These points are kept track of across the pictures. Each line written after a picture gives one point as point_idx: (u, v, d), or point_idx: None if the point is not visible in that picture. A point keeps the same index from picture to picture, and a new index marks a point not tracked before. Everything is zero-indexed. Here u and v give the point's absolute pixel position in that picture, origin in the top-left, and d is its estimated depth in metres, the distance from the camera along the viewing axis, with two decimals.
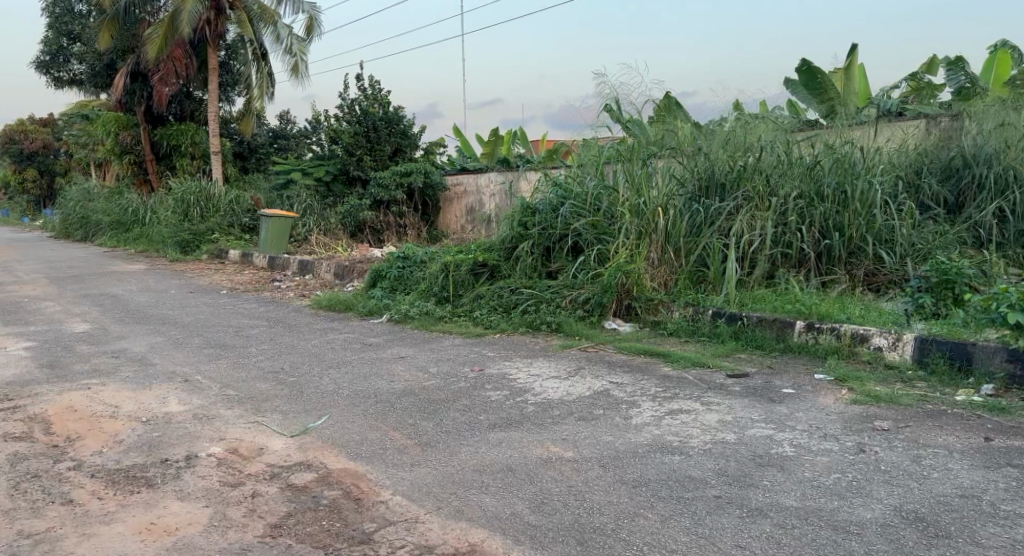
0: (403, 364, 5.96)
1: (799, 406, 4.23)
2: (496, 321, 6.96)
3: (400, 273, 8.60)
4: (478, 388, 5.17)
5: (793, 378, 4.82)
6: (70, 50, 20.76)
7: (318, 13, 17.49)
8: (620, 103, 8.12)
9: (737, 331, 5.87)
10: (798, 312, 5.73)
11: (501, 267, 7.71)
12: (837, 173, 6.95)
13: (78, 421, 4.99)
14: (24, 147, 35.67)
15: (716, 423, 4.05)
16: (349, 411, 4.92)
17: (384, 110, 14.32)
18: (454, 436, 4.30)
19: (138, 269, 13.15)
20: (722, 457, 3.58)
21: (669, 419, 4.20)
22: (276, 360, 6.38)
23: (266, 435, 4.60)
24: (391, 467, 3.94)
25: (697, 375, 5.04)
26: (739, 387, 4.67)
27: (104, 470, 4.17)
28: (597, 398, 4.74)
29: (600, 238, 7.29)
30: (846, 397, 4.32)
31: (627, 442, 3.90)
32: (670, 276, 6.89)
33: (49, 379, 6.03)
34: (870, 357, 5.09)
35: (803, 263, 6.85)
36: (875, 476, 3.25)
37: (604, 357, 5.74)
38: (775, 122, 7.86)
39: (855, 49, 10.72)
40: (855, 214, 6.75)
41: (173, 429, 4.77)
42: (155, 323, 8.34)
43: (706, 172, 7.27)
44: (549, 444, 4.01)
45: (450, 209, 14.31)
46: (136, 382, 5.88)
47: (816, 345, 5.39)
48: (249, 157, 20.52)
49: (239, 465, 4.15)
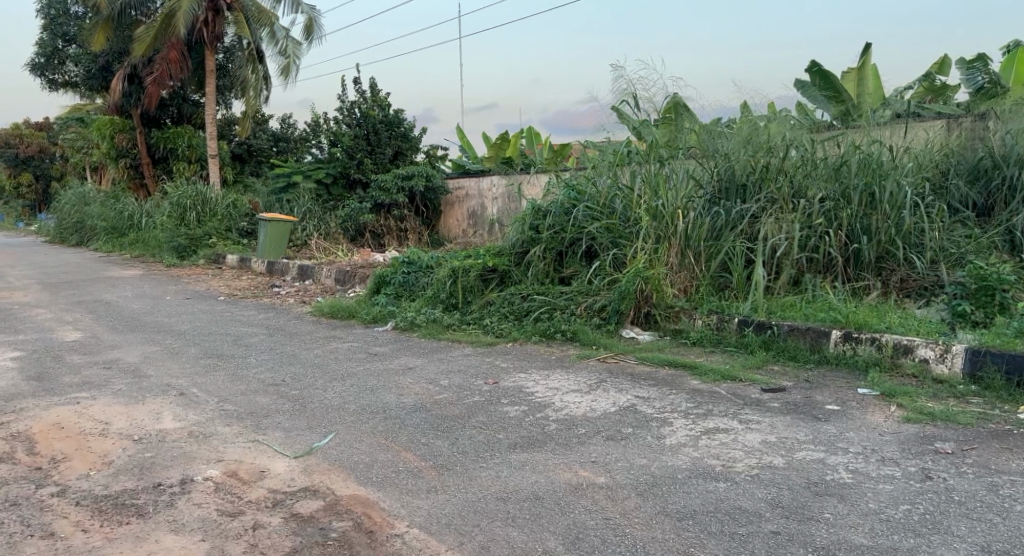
0: (411, 377, 5.60)
1: (848, 425, 3.90)
2: (507, 330, 6.63)
3: (405, 279, 8.23)
4: (495, 403, 4.82)
5: (834, 392, 4.49)
6: (65, 52, 20.28)
7: (317, 14, 17.19)
8: (638, 96, 7.55)
9: (767, 341, 5.53)
10: (833, 320, 5.41)
11: (512, 274, 7.37)
12: (865, 173, 6.59)
13: (65, 439, 4.65)
14: (19, 152, 35.10)
15: (760, 445, 3.71)
16: (357, 428, 4.57)
17: (383, 112, 14.17)
18: (473, 457, 3.96)
19: (132, 275, 12.77)
20: (773, 485, 3.24)
21: (706, 440, 3.86)
22: (278, 372, 6.03)
23: (267, 455, 4.25)
24: (405, 496, 3.59)
25: (730, 389, 4.70)
26: (778, 403, 4.34)
27: (90, 497, 3.83)
28: (624, 414, 4.40)
29: (616, 242, 6.94)
30: (897, 415, 3.99)
31: (665, 467, 3.56)
32: (691, 282, 6.61)
33: (35, 393, 5.68)
34: (916, 370, 4.77)
35: (830, 268, 6.51)
36: (950, 508, 2.91)
37: (626, 369, 5.39)
38: (795, 121, 7.52)
39: (869, 48, 10.37)
40: (884, 216, 6.41)
41: (167, 449, 4.42)
42: (150, 332, 7.99)
43: (727, 172, 6.94)
44: (577, 468, 3.67)
45: (452, 213, 13.92)
46: (128, 396, 5.52)
47: (854, 356, 5.09)
48: (249, 160, 20.20)
49: (239, 491, 3.80)
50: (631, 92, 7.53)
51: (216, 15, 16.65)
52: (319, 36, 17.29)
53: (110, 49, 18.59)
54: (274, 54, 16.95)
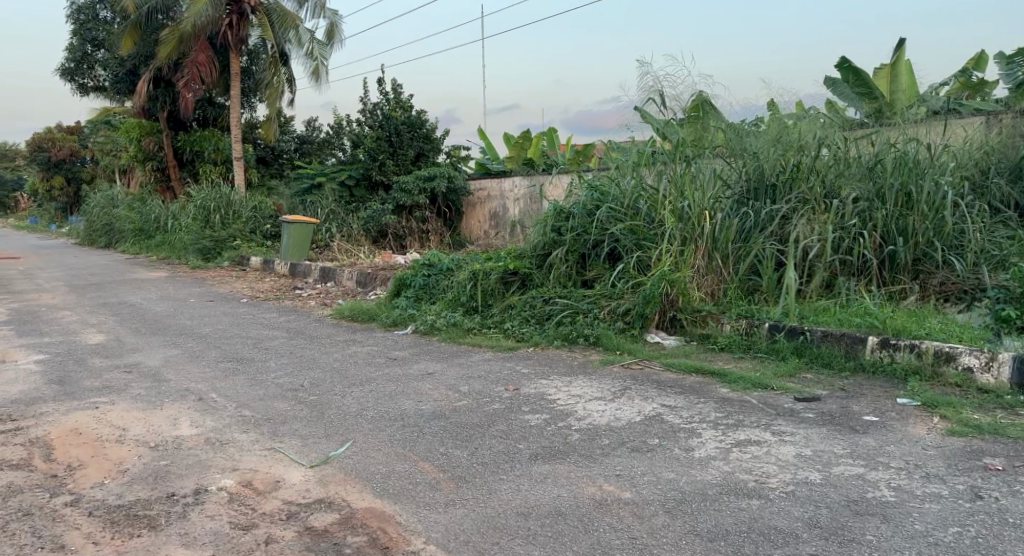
0: (431, 382, 5.47)
1: (888, 438, 3.71)
2: (528, 334, 6.49)
3: (425, 282, 8.10)
4: (515, 411, 4.67)
5: (872, 403, 4.29)
6: (94, 57, 20.48)
7: (340, 17, 17.18)
8: (665, 95, 7.32)
9: (800, 347, 5.34)
10: (869, 326, 5.20)
11: (533, 276, 7.22)
12: (901, 173, 6.35)
13: (81, 446, 4.58)
14: (51, 154, 35.68)
15: (794, 459, 3.53)
16: (375, 436, 4.45)
17: (406, 114, 14.12)
18: (492, 468, 3.82)
19: (157, 277, 12.79)
20: (810, 503, 3.07)
21: (737, 452, 3.68)
22: (296, 377, 5.92)
23: (283, 464, 4.14)
24: (423, 509, 3.46)
25: (761, 398, 4.51)
26: (812, 414, 4.15)
27: (103, 507, 3.73)
28: (650, 424, 4.22)
29: (640, 244, 6.75)
30: (941, 427, 3.80)
31: (695, 482, 3.38)
32: (718, 286, 6.41)
33: (56, 397, 5.62)
34: (960, 379, 4.55)
35: (864, 271, 6.29)
36: (1005, 531, 2.77)
37: (652, 376, 5.21)
38: (826, 119, 7.30)
39: (902, 43, 10.08)
40: (922, 217, 6.18)
41: (183, 457, 4.32)
42: (172, 335, 7.93)
43: (756, 172, 6.72)
44: (602, 482, 3.50)
45: (473, 215, 13.85)
46: (147, 401, 5.45)
47: (892, 364, 4.88)
48: (273, 162, 20.25)
49: (252, 503, 3.69)
50: (658, 92, 7.32)
51: (241, 19, 16.70)
52: (342, 39, 17.26)
53: (138, 54, 18.70)
54: (301, 57, 16.91)
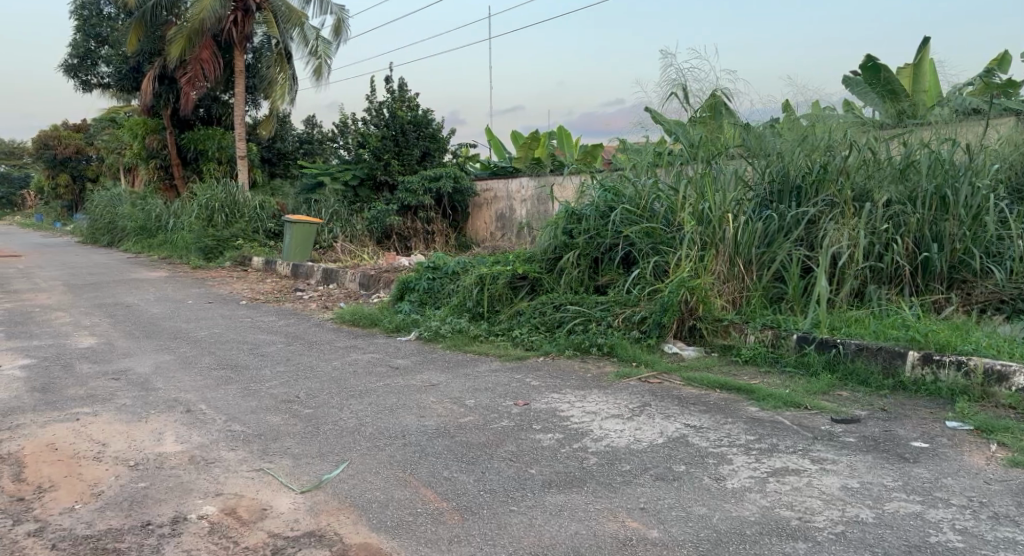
0: (435, 395, 5.10)
1: (942, 468, 3.37)
2: (538, 343, 6.11)
3: (430, 286, 7.73)
4: (525, 430, 4.29)
5: (919, 425, 3.92)
6: (99, 52, 20.05)
7: (346, 14, 16.81)
8: (688, 90, 6.93)
9: (832, 361, 4.98)
10: (909, 338, 4.83)
11: (543, 281, 6.86)
12: (935, 176, 5.97)
13: (54, 464, 4.20)
14: (56, 152, 35.36)
15: (841, 492, 3.17)
16: (373, 457, 4.08)
17: (412, 113, 13.73)
18: (501, 498, 3.43)
19: (155, 277, 12.42)
20: (866, 549, 2.76)
21: (775, 483, 3.31)
22: (292, 387, 5.55)
23: (272, 488, 3.77)
24: (423, 548, 3.08)
25: (795, 419, 4.12)
26: (853, 438, 3.77)
27: (69, 538, 3.37)
28: (674, 448, 3.84)
29: (656, 248, 6.36)
30: (1001, 457, 3.45)
31: (730, 519, 3.03)
32: (740, 294, 6.03)
33: (35, 407, 5.26)
34: (1013, 401, 4.20)
35: (896, 279, 5.91)
36: None
37: (673, 391, 4.82)
38: (853, 117, 6.89)
39: (926, 39, 9.66)
40: (958, 223, 5.80)
41: (163, 478, 3.95)
42: (165, 339, 7.55)
43: (781, 174, 6.33)
44: (624, 517, 3.14)
45: (479, 215, 13.42)
46: (132, 412, 5.08)
47: (936, 383, 4.53)
48: (278, 163, 19.94)
49: (234, 535, 3.33)
50: (681, 85, 6.93)
51: (246, 15, 16.34)
52: (348, 37, 16.92)
53: (141, 51, 18.29)
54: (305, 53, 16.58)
